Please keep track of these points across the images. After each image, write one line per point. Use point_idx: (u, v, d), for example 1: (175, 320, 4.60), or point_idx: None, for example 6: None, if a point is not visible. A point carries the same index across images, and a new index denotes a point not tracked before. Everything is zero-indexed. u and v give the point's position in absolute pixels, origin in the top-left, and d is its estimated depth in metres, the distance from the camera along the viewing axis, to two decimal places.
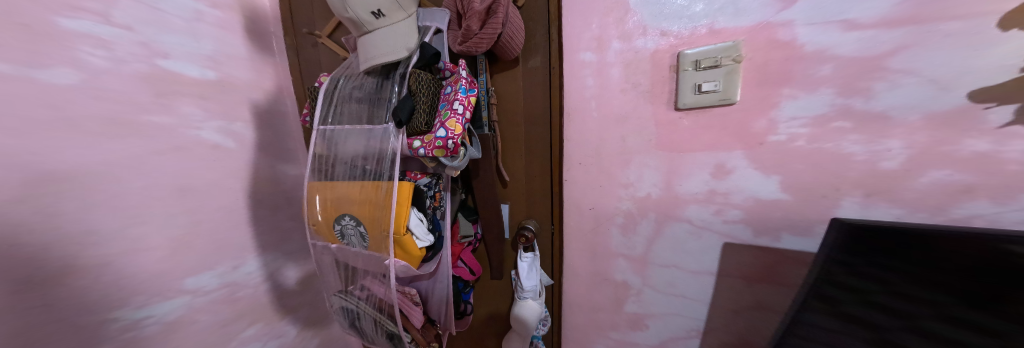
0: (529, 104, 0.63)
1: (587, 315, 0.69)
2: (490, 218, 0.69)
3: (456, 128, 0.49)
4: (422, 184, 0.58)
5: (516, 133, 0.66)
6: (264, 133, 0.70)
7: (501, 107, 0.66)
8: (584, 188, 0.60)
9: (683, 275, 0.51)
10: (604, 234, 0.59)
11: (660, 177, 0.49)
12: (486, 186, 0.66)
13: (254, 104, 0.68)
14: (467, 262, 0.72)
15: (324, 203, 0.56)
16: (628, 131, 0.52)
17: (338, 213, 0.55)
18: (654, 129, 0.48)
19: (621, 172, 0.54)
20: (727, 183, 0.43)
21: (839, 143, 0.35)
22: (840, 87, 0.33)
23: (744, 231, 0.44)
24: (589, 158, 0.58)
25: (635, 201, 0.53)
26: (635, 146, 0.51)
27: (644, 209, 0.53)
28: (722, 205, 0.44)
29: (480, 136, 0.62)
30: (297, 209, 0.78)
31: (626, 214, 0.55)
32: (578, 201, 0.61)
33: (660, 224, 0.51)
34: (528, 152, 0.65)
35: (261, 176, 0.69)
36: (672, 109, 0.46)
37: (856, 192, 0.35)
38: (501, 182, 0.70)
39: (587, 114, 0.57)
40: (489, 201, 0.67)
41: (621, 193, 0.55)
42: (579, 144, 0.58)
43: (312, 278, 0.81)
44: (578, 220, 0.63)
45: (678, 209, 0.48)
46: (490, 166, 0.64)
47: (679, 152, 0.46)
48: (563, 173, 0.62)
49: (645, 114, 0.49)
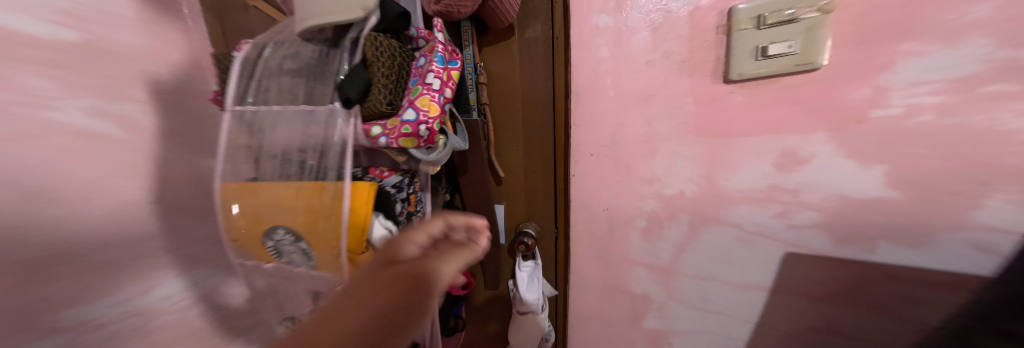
0: (529, 88, 0.56)
1: (598, 329, 0.61)
2: (484, 214, 0.63)
3: (434, 113, 0.35)
4: (393, 183, 0.45)
5: (512, 121, 0.59)
6: (177, 118, 0.52)
7: (496, 89, 0.58)
8: (596, 185, 0.53)
9: (720, 285, 0.44)
10: (620, 239, 0.54)
11: (700, 171, 0.40)
12: (479, 180, 0.60)
13: (154, 81, 0.49)
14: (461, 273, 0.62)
15: (250, 211, 0.41)
16: (655, 114, 0.42)
17: (272, 225, 0.40)
18: (696, 109, 0.38)
19: (644, 164, 0.46)
20: (795, 176, 0.34)
21: (991, 116, 0.23)
22: (1003, 33, 0.22)
23: (819, 239, 0.34)
24: (603, 148, 0.49)
25: (662, 200, 0.45)
26: (663, 131, 0.42)
27: (675, 209, 0.44)
28: (788, 205, 0.35)
29: (469, 123, 0.54)
30: None
31: (650, 215, 0.48)
32: (588, 200, 0.55)
33: (694, 227, 0.43)
34: (525, 142, 0.59)
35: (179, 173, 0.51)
36: (722, 83, 0.36)
37: (1015, 186, 0.23)
38: (495, 176, 0.63)
39: (602, 96, 0.47)
40: (484, 196, 0.61)
41: (644, 190, 0.47)
42: (591, 131, 0.50)
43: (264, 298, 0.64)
44: (591, 222, 0.57)
45: (722, 210, 0.39)
46: (482, 159, 0.57)
47: (727, 138, 0.37)
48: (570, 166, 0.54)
49: (678, 90, 0.39)
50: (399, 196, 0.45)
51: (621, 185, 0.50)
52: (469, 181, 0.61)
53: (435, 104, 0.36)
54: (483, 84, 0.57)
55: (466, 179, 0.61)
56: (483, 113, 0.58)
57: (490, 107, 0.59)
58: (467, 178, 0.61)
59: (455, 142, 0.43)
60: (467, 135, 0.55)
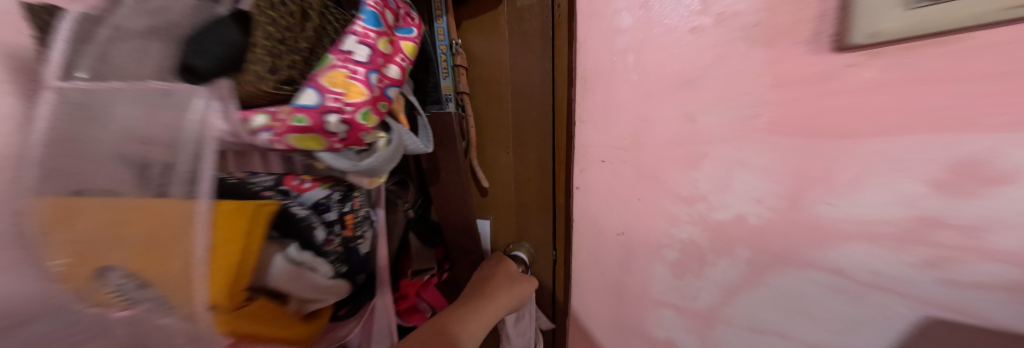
0: (523, 75, 0.42)
1: None
2: (465, 238, 0.49)
3: (363, 98, 0.22)
4: (318, 199, 0.30)
5: (501, 119, 0.45)
6: None
7: (476, 75, 0.44)
8: (608, 201, 0.40)
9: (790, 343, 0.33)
10: (637, 272, 0.42)
11: (782, 190, 0.27)
12: (459, 193, 0.45)
13: None
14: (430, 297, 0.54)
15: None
16: (701, 105, 0.29)
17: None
18: (779, 98, 0.25)
19: (679, 177, 0.33)
20: (970, 205, 0.20)
21: None
22: None
23: (1003, 309, 0.21)
24: (620, 154, 0.36)
25: (707, 227, 0.33)
26: (709, 128, 0.29)
27: (723, 241, 0.32)
28: (943, 250, 0.21)
29: (441, 121, 0.40)
30: None
31: (685, 246, 0.36)
32: (598, 223, 0.43)
33: (757, 266, 0.31)
34: (516, 145, 0.45)
35: None
36: (834, 53, 0.22)
37: None
38: (477, 188, 0.50)
39: (621, 81, 0.34)
40: (462, 217, 0.47)
41: (679, 211, 0.34)
42: (602, 131, 0.37)
43: None
44: (603, 251, 0.44)
45: (814, 247, 0.27)
46: (458, 167, 0.43)
47: (840, 139, 0.23)
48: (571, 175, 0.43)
49: (743, 68, 0.26)
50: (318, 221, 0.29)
51: (644, 204, 0.37)
52: (443, 196, 0.46)
53: (363, 85, 0.21)
54: (461, 66, 0.42)
55: (438, 194, 0.46)
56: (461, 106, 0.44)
57: (472, 98, 0.45)
58: (438, 194, 0.46)
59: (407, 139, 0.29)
60: (439, 138, 0.41)
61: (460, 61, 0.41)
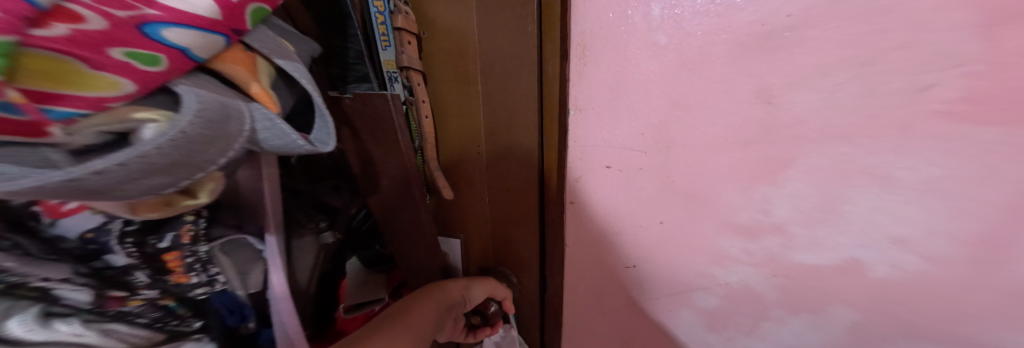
0: (504, 47, 0.24)
1: None
2: (425, 272, 0.34)
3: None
4: (86, 231, 0.16)
5: (471, 111, 0.28)
6: None
7: (432, 44, 0.27)
8: (614, 227, 0.27)
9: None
10: (655, 321, 0.30)
11: (944, 224, 0.16)
12: (410, 210, 0.30)
13: None
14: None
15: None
16: (789, 79, 0.17)
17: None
18: (970, 60, 0.13)
19: (735, 197, 0.21)
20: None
21: None
22: None
23: None
24: (637, 161, 0.23)
25: (780, 272, 0.21)
26: (799, 119, 0.17)
27: (803, 290, 0.21)
28: None
29: (364, 108, 0.24)
30: None
31: (729, 290, 0.24)
32: (598, 255, 0.29)
33: (858, 330, 0.21)
34: (493, 155, 0.29)
35: None
36: None
37: None
38: (437, 203, 0.34)
39: (639, 42, 0.20)
40: (423, 245, 0.32)
41: (728, 247, 0.22)
42: (608, 126, 0.23)
43: None
44: (607, 291, 0.31)
45: (948, 301, 0.18)
46: (396, 173, 0.28)
47: None
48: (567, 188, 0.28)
49: (900, 4, 0.13)
50: (46, 277, 0.14)
51: (670, 232, 0.25)
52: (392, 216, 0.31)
53: None
54: (406, 30, 0.25)
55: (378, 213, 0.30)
56: (411, 89, 0.28)
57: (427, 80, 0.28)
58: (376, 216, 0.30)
59: (264, 126, 0.13)
60: (368, 128, 0.25)
61: (405, 23, 0.25)
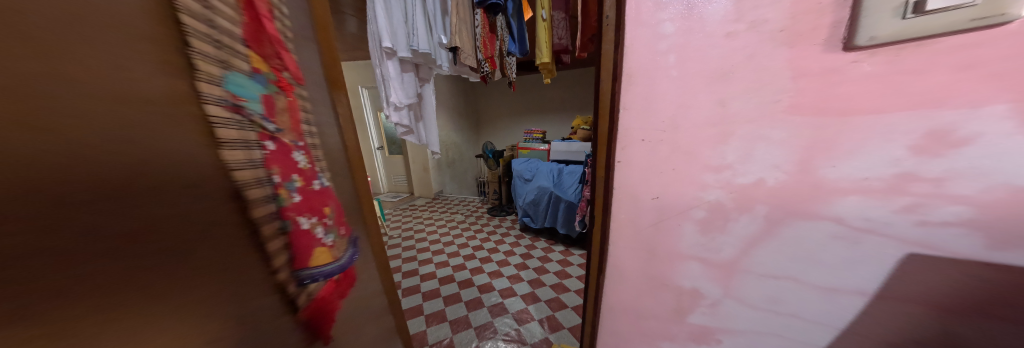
0: (88, 34, 0.18)
1: (633, 321, 0.64)
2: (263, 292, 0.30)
3: None
4: None
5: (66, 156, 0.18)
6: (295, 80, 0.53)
7: (161, 14, 0.22)
8: (643, 174, 0.49)
9: (798, 275, 0.41)
10: (670, 232, 0.50)
11: (798, 158, 0.36)
12: (235, 229, 0.27)
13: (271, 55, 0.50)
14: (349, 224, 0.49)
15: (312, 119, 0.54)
16: (733, 93, 0.38)
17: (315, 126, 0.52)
18: (797, 87, 0.34)
19: (711, 151, 0.41)
20: (941, 162, 0.30)
21: None
22: None
23: (960, 239, 0.31)
24: (658, 133, 0.45)
25: (734, 190, 0.41)
26: (739, 110, 0.38)
27: (749, 201, 0.40)
28: (918, 198, 0.31)
29: (196, 107, 0.24)
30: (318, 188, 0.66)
31: (710, 205, 0.44)
32: (634, 190, 0.50)
33: (773, 220, 0.40)
34: (164, 184, 0.22)
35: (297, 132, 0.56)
36: (845, 50, 0.31)
37: None
38: (254, 173, 0.29)
39: (661, 76, 0.42)
40: (251, 191, 0.28)
41: (708, 178, 0.43)
42: (643, 114, 0.45)
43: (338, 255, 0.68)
44: (630, 212, 0.53)
45: (823, 203, 0.36)
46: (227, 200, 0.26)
47: (843, 116, 0.33)
48: (617, 152, 0.49)
49: (771, 63, 0.35)
50: None
51: (677, 174, 0.45)
52: (273, 164, 0.32)
53: None
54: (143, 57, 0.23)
55: (220, 232, 0.25)
56: (218, 41, 0.27)
57: (237, 44, 0.30)
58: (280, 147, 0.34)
59: None
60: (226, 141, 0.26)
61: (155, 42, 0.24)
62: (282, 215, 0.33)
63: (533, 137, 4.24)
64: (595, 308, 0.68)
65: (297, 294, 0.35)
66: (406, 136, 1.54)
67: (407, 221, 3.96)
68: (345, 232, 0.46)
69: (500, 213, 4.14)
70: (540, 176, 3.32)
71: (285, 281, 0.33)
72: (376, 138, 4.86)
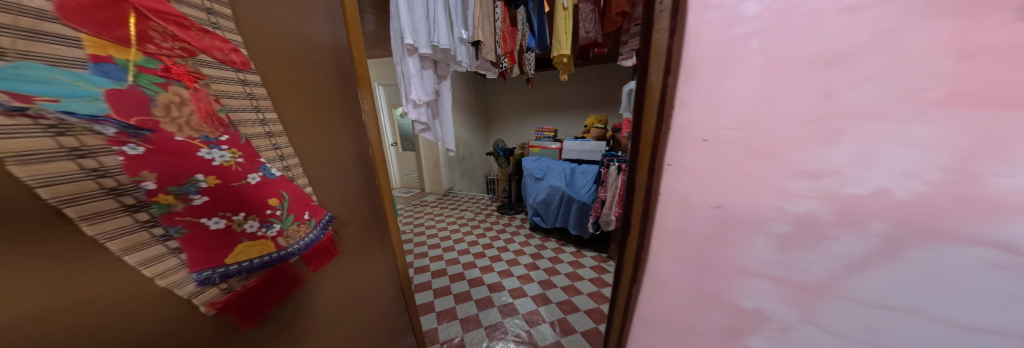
0: None
1: (669, 337, 0.57)
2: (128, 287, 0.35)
3: None
4: None
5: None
6: (277, 72, 0.50)
7: None
8: (701, 177, 0.43)
9: (893, 298, 0.36)
10: (738, 245, 0.44)
11: (945, 164, 0.29)
12: (56, 228, 0.30)
13: (257, 46, 0.47)
14: (313, 215, 0.55)
15: (291, 107, 0.53)
16: (847, 82, 0.31)
17: (276, 111, 0.50)
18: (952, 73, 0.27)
19: (804, 154, 0.35)
20: None
21: None
22: None
23: None
24: (733, 131, 0.39)
25: (833, 201, 0.35)
26: (855, 103, 0.31)
27: (859, 215, 0.34)
28: None
29: None
30: (342, 181, 0.64)
31: (797, 218, 0.37)
32: (688, 196, 0.44)
33: (892, 238, 0.33)
34: None
35: (302, 123, 0.55)
36: None
37: None
38: (99, 184, 0.31)
39: (739, 65, 0.37)
40: (80, 206, 0.30)
41: (797, 185, 0.36)
42: (713, 109, 0.39)
43: (346, 244, 0.67)
44: (682, 221, 0.47)
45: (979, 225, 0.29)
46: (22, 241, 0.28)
47: None
48: (669, 153, 0.43)
49: (915, 42, 0.28)
50: None
51: (751, 179, 0.39)
52: (144, 169, 0.33)
53: None
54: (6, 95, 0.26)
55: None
56: None
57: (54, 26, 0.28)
58: (169, 158, 0.35)
59: None
60: (16, 157, 0.26)
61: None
62: (165, 221, 0.36)
63: (545, 136, 4.17)
64: (625, 319, 0.62)
65: (203, 287, 0.40)
66: (424, 133, 1.51)
67: (417, 217, 3.96)
68: (303, 223, 0.52)
69: (510, 211, 4.10)
70: (552, 175, 3.23)
71: (167, 284, 0.37)
72: (388, 134, 4.88)
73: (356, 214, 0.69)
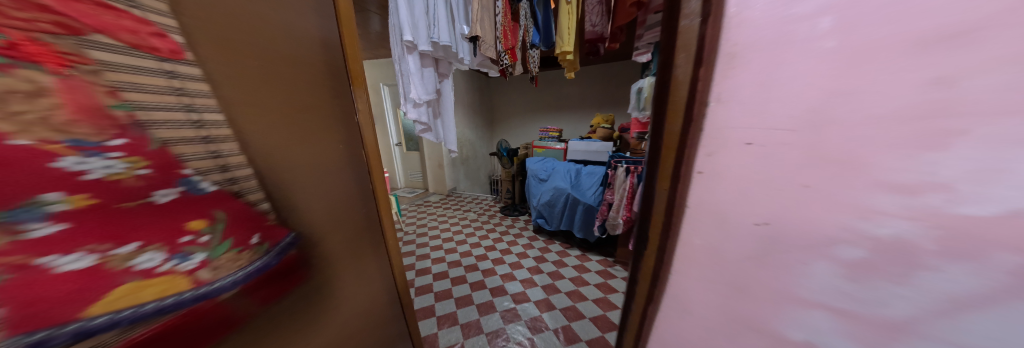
0: None
1: None
2: None
3: None
4: None
5: None
6: (223, 65, 0.40)
7: None
8: (749, 187, 0.39)
9: (970, 329, 0.32)
10: (799, 272, 0.39)
11: None
12: None
13: (192, 32, 0.37)
14: (262, 237, 0.45)
15: (247, 106, 0.43)
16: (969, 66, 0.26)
17: (228, 114, 0.41)
18: None
19: (897, 167, 0.29)
20: None
21: None
22: None
23: None
24: (790, 135, 0.33)
25: (938, 224, 0.30)
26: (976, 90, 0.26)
27: (959, 240, 0.30)
28: None
29: None
30: (315, 191, 0.55)
31: (877, 243, 0.33)
32: (735, 212, 0.40)
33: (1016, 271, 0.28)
34: None
35: (263, 126, 0.45)
36: None
37: None
38: None
39: (809, 50, 0.31)
40: None
41: (881, 206, 0.31)
42: (772, 106, 0.34)
43: (326, 265, 0.58)
44: (729, 243, 0.42)
45: None
46: None
47: None
48: (698, 160, 0.40)
49: None
50: None
51: (816, 192, 0.34)
52: None
53: None
54: None
55: None
56: None
57: None
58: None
59: None
60: None
61: None
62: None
63: (550, 136, 4.08)
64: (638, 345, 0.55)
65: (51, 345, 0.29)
66: (424, 134, 1.42)
67: (419, 218, 3.92)
68: (246, 249, 0.43)
69: (513, 212, 4.03)
70: (556, 176, 3.15)
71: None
72: (391, 134, 4.85)
73: (337, 229, 0.59)
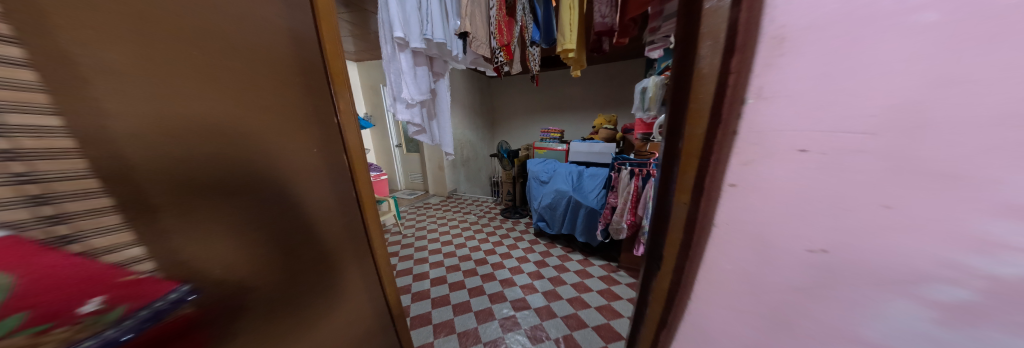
0: None
1: None
2: None
3: None
4: None
5: None
6: (92, 26, 0.26)
7: None
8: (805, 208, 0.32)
9: None
10: (885, 316, 0.32)
11: None
12: None
13: None
14: (113, 299, 0.27)
15: (113, 90, 0.27)
16: None
17: (120, 129, 0.28)
18: None
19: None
20: None
21: None
22: None
23: None
24: (872, 144, 0.27)
25: None
26: None
27: None
28: None
29: None
30: (264, 214, 0.41)
31: (995, 284, 0.27)
32: (783, 237, 0.34)
33: None
34: None
35: (133, 122, 0.29)
36: None
37: None
38: None
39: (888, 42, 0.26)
40: None
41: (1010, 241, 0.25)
42: (848, 104, 0.28)
43: (268, 313, 0.42)
44: (789, 276, 0.36)
45: None
46: None
47: None
48: (738, 171, 0.35)
49: None
50: None
51: (900, 213, 0.28)
52: None
53: None
54: None
55: None
56: None
57: None
58: None
59: None
60: None
61: None
62: None
63: (551, 137, 3.99)
64: None
65: None
66: (419, 136, 1.36)
67: (419, 220, 3.85)
68: (65, 326, 0.24)
69: (514, 215, 3.95)
70: (557, 178, 3.08)
71: None
72: (390, 135, 4.77)
73: (289, 264, 0.45)
